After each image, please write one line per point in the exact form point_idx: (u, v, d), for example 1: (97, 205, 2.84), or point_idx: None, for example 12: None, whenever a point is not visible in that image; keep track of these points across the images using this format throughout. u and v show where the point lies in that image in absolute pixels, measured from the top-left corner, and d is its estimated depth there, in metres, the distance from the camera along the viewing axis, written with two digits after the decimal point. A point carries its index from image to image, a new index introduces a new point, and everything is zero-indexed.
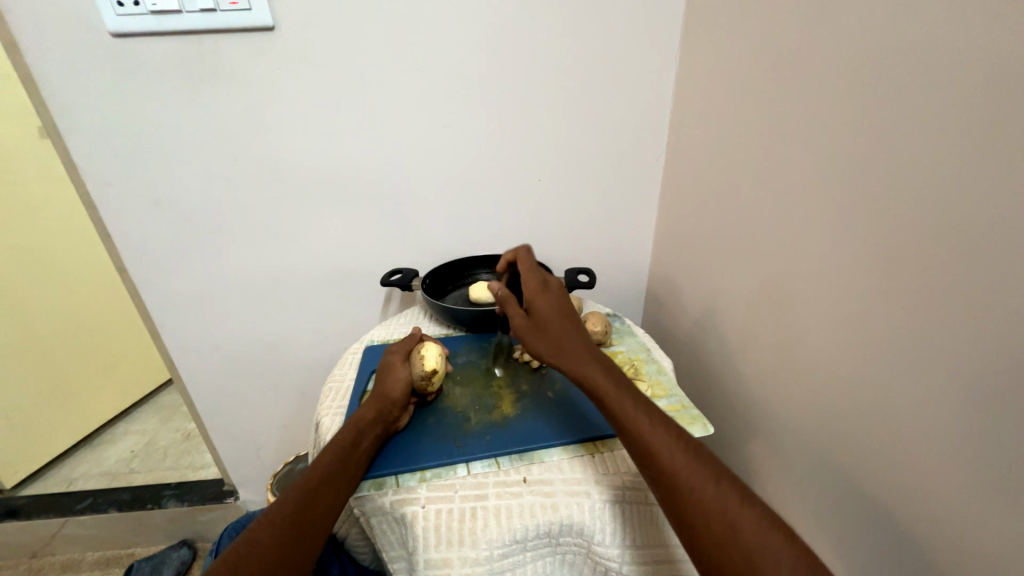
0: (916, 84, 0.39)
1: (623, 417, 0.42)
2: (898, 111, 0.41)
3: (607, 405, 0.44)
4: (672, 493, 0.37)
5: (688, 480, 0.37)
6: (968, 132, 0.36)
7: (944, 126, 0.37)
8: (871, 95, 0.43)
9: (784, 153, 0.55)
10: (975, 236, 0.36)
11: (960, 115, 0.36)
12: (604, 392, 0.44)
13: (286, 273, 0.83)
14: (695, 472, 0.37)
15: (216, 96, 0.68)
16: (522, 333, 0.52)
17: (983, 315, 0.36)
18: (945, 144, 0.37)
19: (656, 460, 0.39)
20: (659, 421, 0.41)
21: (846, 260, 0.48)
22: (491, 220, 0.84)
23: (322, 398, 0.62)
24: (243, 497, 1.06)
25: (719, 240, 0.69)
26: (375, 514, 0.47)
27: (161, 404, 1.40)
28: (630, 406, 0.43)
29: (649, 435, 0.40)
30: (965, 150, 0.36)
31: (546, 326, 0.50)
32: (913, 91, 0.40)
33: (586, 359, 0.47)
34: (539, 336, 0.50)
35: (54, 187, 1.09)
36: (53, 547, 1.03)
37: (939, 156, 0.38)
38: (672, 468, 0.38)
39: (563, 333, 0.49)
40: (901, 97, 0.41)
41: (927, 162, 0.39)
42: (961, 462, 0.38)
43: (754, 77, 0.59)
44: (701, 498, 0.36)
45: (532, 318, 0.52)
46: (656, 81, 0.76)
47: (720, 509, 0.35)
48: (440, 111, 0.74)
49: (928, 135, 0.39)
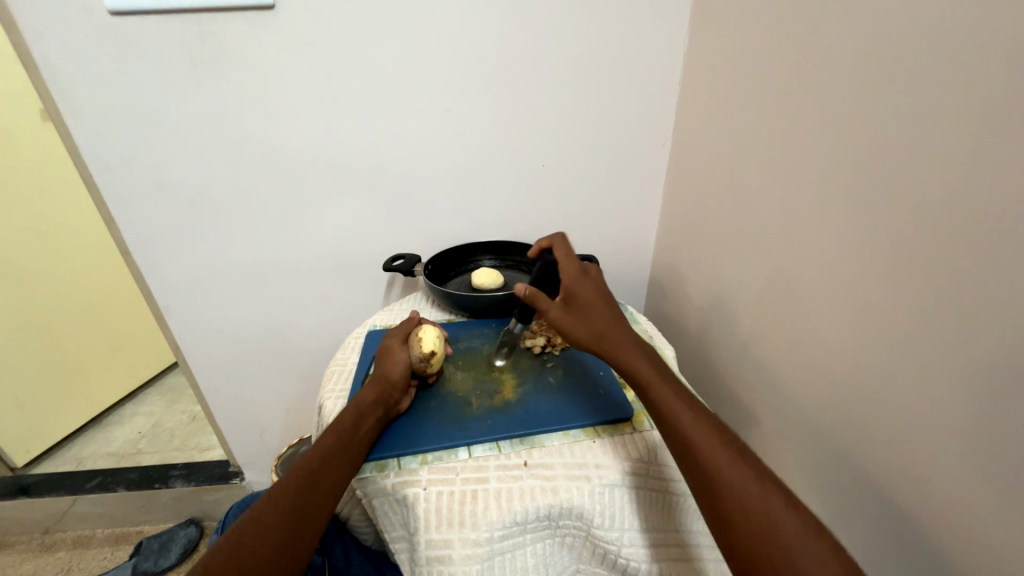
0: (926, 70, 0.38)
1: (667, 411, 0.42)
2: (906, 99, 0.40)
3: (649, 394, 0.44)
4: (709, 491, 0.37)
5: (728, 478, 0.37)
6: (977, 116, 0.35)
7: (954, 114, 0.36)
8: (877, 80, 0.42)
9: (789, 142, 0.54)
10: (981, 224, 0.35)
11: (968, 99, 0.35)
12: (647, 381, 0.44)
13: (288, 259, 0.84)
14: (737, 473, 0.37)
15: (216, 76, 0.67)
16: (563, 321, 0.50)
17: (986, 304, 0.35)
18: (951, 128, 0.37)
19: (694, 460, 0.39)
20: (702, 417, 0.41)
21: (850, 250, 0.47)
22: (493, 207, 0.83)
23: (325, 381, 0.62)
24: (249, 478, 1.08)
25: (722, 228, 0.68)
26: (376, 496, 0.47)
27: (168, 387, 1.42)
28: (673, 398, 0.42)
29: (691, 431, 0.40)
30: (976, 139, 0.35)
31: (590, 311, 0.49)
32: (922, 73, 0.38)
33: (630, 347, 0.47)
34: (582, 322, 0.49)
35: (57, 170, 1.09)
36: (64, 524, 1.05)
37: (944, 141, 0.37)
38: (711, 466, 0.38)
39: (607, 320, 0.48)
40: (908, 78, 0.39)
41: (933, 147, 0.38)
42: (962, 455, 0.38)
43: (761, 63, 0.58)
44: (739, 496, 0.36)
45: (576, 306, 0.50)
46: (663, 63, 0.74)
47: (762, 512, 0.35)
48: (442, 96, 0.73)
49: (935, 120, 0.38)
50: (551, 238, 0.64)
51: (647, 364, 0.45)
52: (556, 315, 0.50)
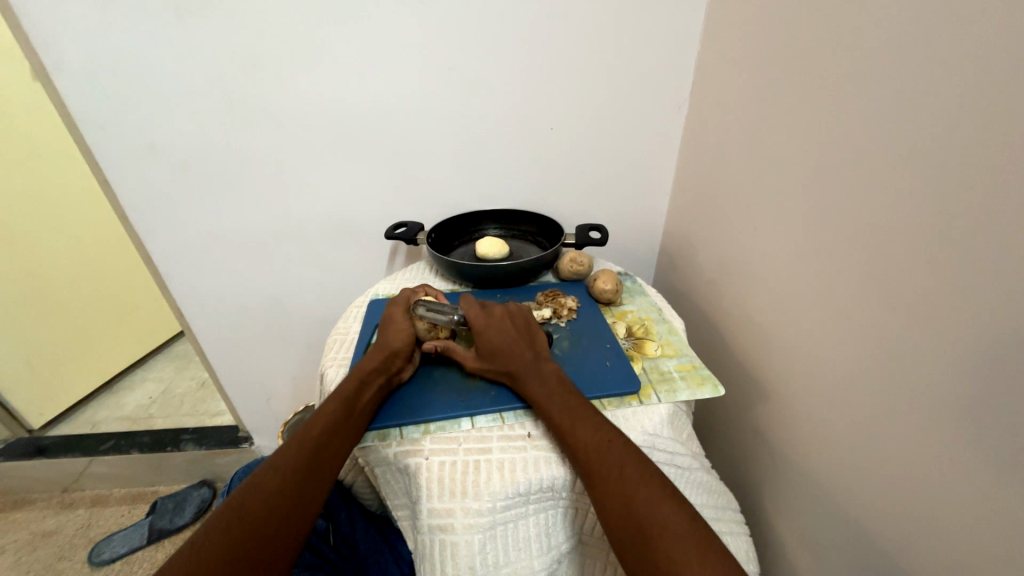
0: (963, 16, 0.33)
1: (580, 443, 0.42)
2: (938, 53, 0.35)
3: (563, 431, 0.44)
4: (635, 498, 0.38)
5: (649, 494, 0.38)
6: (1002, 74, 0.31)
7: (988, 70, 0.32)
8: (905, 33, 0.38)
9: (810, 101, 0.49)
10: (997, 194, 0.32)
11: (997, 53, 0.31)
12: (561, 422, 0.44)
13: (290, 227, 0.82)
14: (654, 489, 0.38)
15: (203, 30, 0.63)
16: (495, 350, 0.51)
17: (996, 279, 0.33)
18: (975, 86, 0.33)
19: (621, 475, 0.39)
20: (623, 446, 0.42)
21: (862, 222, 0.44)
22: (500, 174, 0.80)
23: (327, 349, 0.62)
24: (257, 442, 1.11)
25: (734, 197, 0.65)
26: (379, 464, 0.48)
27: (176, 353, 1.44)
28: (591, 431, 0.43)
29: (610, 458, 0.40)
30: (1012, 95, 0.31)
31: (515, 349, 0.50)
32: (953, 24, 0.34)
33: (549, 387, 0.47)
34: (513, 355, 0.50)
35: (54, 135, 1.05)
36: (82, 483, 1.09)
37: (966, 102, 0.34)
38: (634, 484, 0.38)
39: (528, 363, 0.49)
40: (939, 29, 0.35)
41: (953, 109, 0.35)
42: (958, 436, 0.37)
43: (785, 15, 0.52)
44: (658, 512, 0.36)
45: (507, 341, 0.51)
46: (684, 17, 0.68)
47: (673, 532, 0.35)
48: (444, 54, 0.68)
49: (961, 77, 0.34)
50: (586, 259, 0.70)
51: (567, 403, 0.46)
52: (490, 341, 0.51)
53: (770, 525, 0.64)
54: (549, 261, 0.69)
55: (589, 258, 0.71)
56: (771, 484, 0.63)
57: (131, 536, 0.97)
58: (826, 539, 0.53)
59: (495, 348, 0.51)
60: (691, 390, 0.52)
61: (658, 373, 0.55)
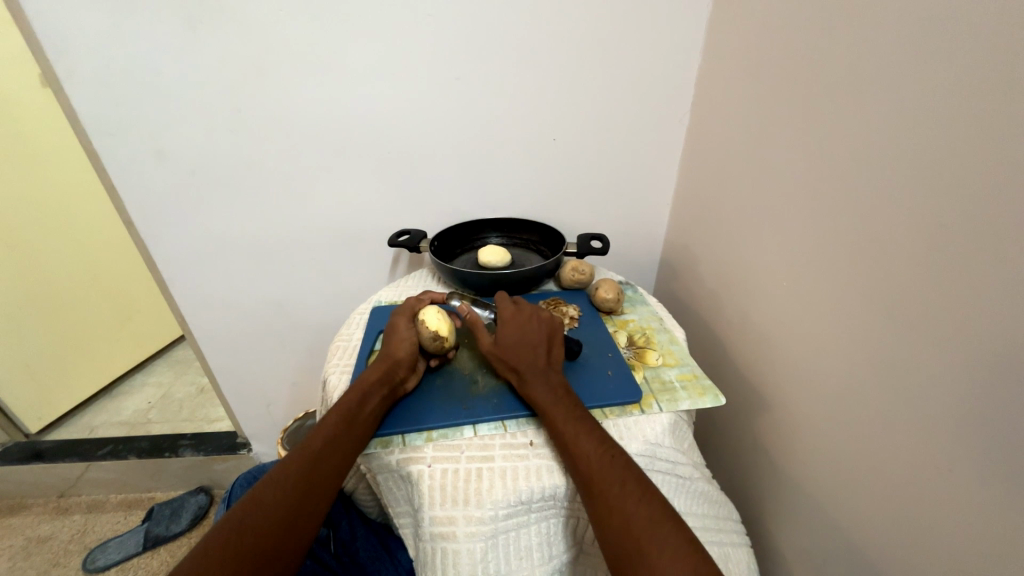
0: (960, 36, 0.35)
1: (583, 458, 0.42)
2: (936, 71, 0.36)
3: (566, 446, 0.44)
4: (634, 516, 0.37)
5: (647, 514, 0.37)
6: (999, 93, 0.32)
7: (986, 87, 0.33)
8: (904, 51, 0.39)
9: (811, 113, 0.50)
10: (995, 208, 0.33)
11: (994, 73, 0.32)
12: (564, 434, 0.44)
13: (294, 236, 0.83)
14: (654, 508, 0.38)
15: (214, 40, 0.64)
16: (511, 354, 0.51)
17: (997, 290, 0.33)
18: (972, 103, 0.34)
19: (623, 492, 0.39)
20: (624, 463, 0.41)
21: (861, 235, 0.44)
22: (503, 183, 0.81)
23: (330, 355, 0.62)
24: (256, 449, 1.10)
25: (735, 207, 0.66)
26: (382, 471, 0.48)
27: (176, 358, 1.44)
28: (593, 446, 0.43)
29: (611, 473, 0.40)
30: (1008, 112, 0.32)
31: (527, 355, 0.50)
32: (950, 43, 0.35)
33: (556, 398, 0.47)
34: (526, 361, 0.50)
35: (62, 140, 1.07)
36: (79, 489, 1.08)
37: (963, 119, 0.35)
38: (633, 503, 0.38)
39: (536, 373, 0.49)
40: (937, 48, 0.36)
41: (952, 124, 0.35)
42: (959, 446, 0.37)
43: (785, 32, 0.53)
44: (659, 532, 0.36)
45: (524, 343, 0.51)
46: (686, 32, 0.70)
47: (671, 551, 0.35)
48: (449, 65, 0.69)
49: (959, 93, 0.35)
50: (587, 268, 0.71)
51: (571, 414, 0.46)
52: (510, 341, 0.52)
53: (771, 535, 0.64)
54: (551, 269, 0.69)
55: (591, 266, 0.71)
56: (772, 493, 0.63)
57: (127, 543, 0.96)
58: (827, 549, 0.53)
59: (510, 350, 0.51)
60: (693, 399, 0.52)
61: (659, 383, 0.55)
